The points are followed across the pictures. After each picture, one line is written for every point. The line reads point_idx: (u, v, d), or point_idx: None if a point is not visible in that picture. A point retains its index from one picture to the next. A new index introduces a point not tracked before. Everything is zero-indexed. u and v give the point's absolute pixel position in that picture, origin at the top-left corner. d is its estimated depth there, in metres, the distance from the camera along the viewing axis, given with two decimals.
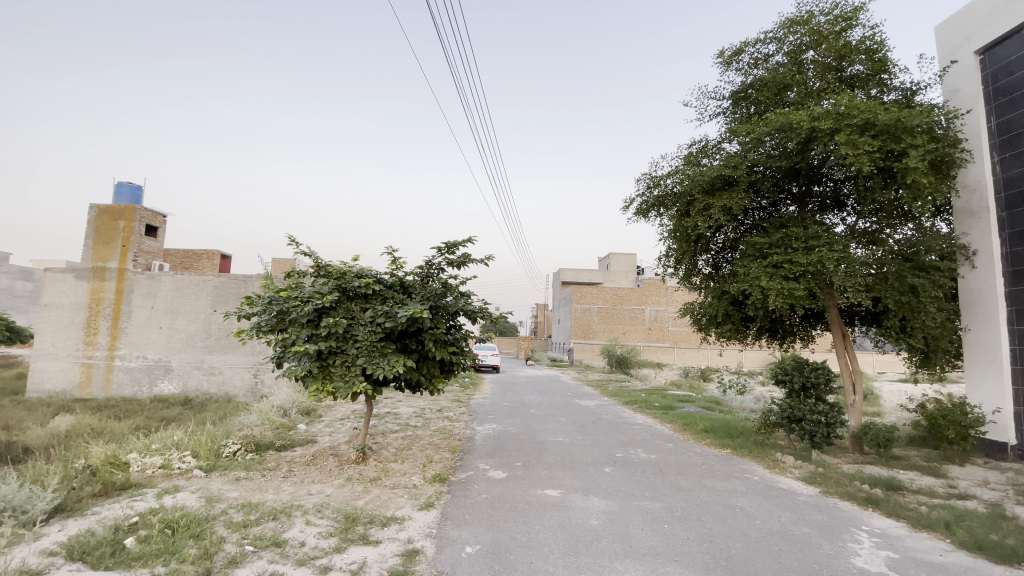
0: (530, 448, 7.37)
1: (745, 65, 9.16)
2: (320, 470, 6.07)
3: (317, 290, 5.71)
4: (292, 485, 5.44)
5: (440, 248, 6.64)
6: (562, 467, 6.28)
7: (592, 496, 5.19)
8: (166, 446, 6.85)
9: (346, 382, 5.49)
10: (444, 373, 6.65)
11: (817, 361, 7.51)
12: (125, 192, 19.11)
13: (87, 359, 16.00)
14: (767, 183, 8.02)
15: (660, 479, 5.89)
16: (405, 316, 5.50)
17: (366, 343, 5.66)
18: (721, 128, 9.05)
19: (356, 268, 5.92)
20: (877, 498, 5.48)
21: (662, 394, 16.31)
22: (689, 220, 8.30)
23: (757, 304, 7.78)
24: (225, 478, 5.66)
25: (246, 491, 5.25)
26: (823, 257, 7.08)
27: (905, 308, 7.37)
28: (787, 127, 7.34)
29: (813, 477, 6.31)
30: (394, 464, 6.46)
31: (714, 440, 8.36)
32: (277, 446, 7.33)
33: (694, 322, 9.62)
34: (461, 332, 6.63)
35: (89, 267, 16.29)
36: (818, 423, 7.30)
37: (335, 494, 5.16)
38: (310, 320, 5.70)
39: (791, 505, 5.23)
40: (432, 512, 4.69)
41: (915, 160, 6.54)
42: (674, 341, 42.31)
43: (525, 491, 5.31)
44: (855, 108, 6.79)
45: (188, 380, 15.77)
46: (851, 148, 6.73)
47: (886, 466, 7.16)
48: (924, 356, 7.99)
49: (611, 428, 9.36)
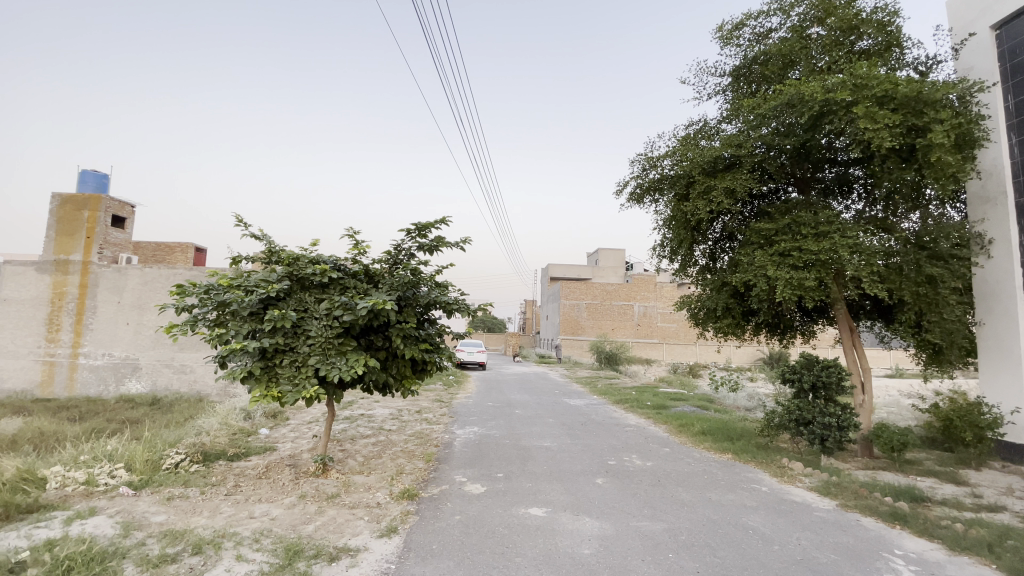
0: (513, 455, 6.65)
1: (747, 40, 8.48)
2: (270, 486, 5.28)
3: (264, 278, 4.94)
4: (232, 506, 4.65)
5: (409, 230, 5.86)
6: (548, 479, 5.54)
7: (582, 515, 4.48)
8: (98, 456, 5.99)
9: (294, 386, 4.68)
10: (417, 374, 5.89)
11: (828, 358, 6.85)
12: (90, 179, 18.06)
13: (49, 357, 14.90)
14: (774, 164, 7.32)
15: (659, 493, 5.21)
16: (365, 307, 4.72)
17: (320, 340, 4.86)
18: (720, 107, 8.42)
19: (310, 253, 5.17)
20: (903, 513, 4.88)
21: (654, 392, 15.74)
22: (688, 204, 7.60)
23: (762, 296, 7.10)
24: (155, 498, 4.87)
25: (176, 514, 4.48)
26: (836, 244, 6.41)
27: (923, 301, 6.76)
28: (797, 100, 6.68)
29: (827, 487, 5.69)
30: (358, 476, 5.69)
31: (715, 443, 7.70)
32: (228, 456, 6.51)
33: (691, 316, 8.93)
34: (435, 327, 5.88)
35: (50, 260, 15.17)
36: (829, 426, 6.63)
37: (281, 517, 4.39)
38: (255, 313, 4.92)
39: (811, 524, 4.58)
40: (393, 540, 3.94)
41: (941, 136, 5.91)
42: (664, 337, 42.00)
43: (506, 510, 4.57)
44: (874, 78, 6.14)
45: (156, 379, 14.80)
46: (870, 123, 6.07)
47: (901, 472, 6.59)
48: (935, 353, 7.42)
49: (603, 430, 8.67)
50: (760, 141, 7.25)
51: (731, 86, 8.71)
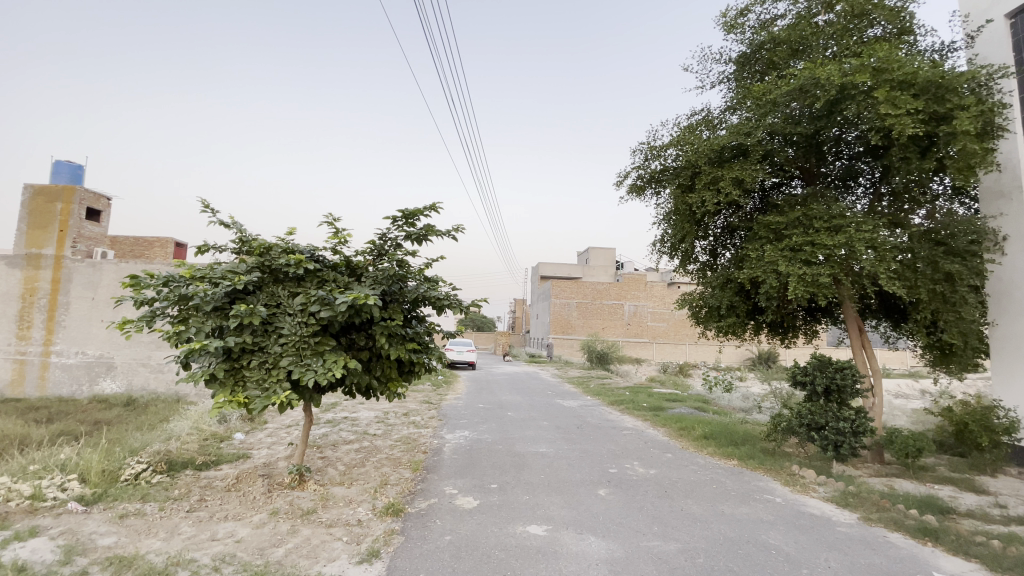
0: (507, 463, 6.19)
1: (753, 26, 8.04)
2: (239, 500, 4.75)
3: (231, 269, 4.43)
4: (193, 525, 4.13)
5: (395, 218, 5.36)
6: (547, 491, 5.08)
7: (586, 534, 4.03)
8: (49, 466, 5.40)
9: (263, 391, 4.16)
10: (403, 376, 5.40)
11: (841, 360, 6.48)
12: (65, 171, 17.25)
13: (19, 355, 14.07)
14: (784, 154, 6.93)
15: (667, 506, 4.78)
16: (345, 302, 4.21)
17: (293, 339, 4.34)
18: (725, 96, 8.01)
19: (284, 242, 4.67)
20: (932, 527, 4.52)
21: (649, 393, 15.37)
22: (694, 195, 7.17)
23: (771, 294, 6.70)
24: (107, 516, 4.33)
25: (127, 536, 3.95)
26: (853, 238, 6.02)
27: (939, 299, 6.44)
28: (810, 86, 6.29)
29: (844, 497, 5.31)
30: (337, 488, 5.18)
31: (718, 448, 7.31)
32: (196, 464, 5.97)
33: (692, 315, 8.49)
34: (424, 325, 5.42)
35: (20, 254, 14.33)
36: (842, 432, 6.23)
37: (248, 539, 3.87)
38: (221, 309, 4.42)
39: (836, 542, 4.18)
40: (375, 567, 3.46)
41: (967, 122, 5.56)
42: (654, 336, 41.87)
43: (502, 530, 4.09)
44: (895, 61, 5.78)
45: (133, 379, 14.11)
46: (890, 108, 5.71)
47: (916, 480, 6.27)
48: (943, 353, 7.17)
49: (600, 434, 8.25)
50: (769, 130, 6.85)
51: (735, 74, 8.31)
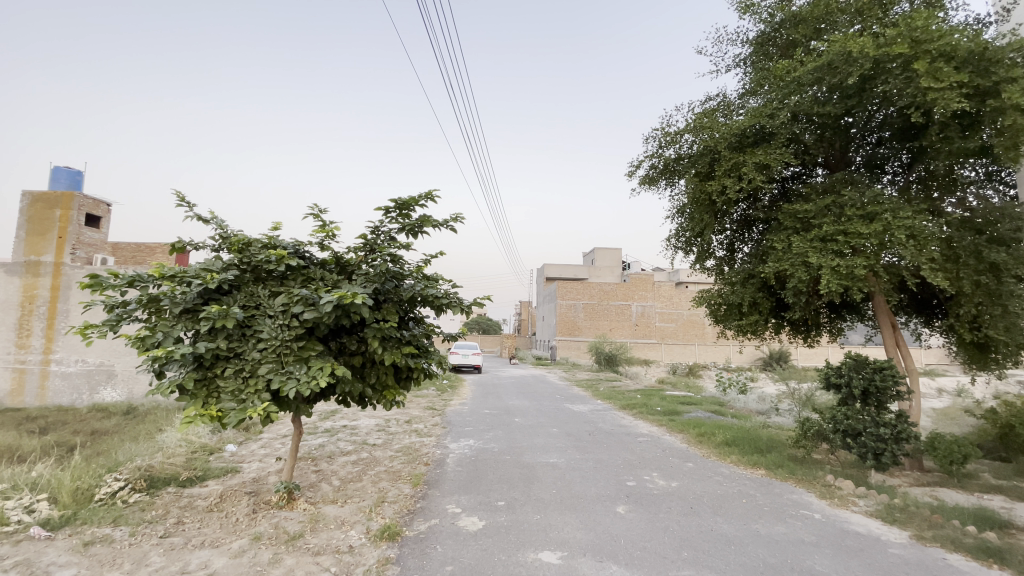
0: (515, 476, 5.72)
1: (771, 3, 7.51)
2: (220, 524, 4.30)
3: (206, 266, 4.00)
4: (164, 554, 3.68)
5: (389, 209, 4.92)
6: (560, 509, 4.60)
7: (606, 562, 3.54)
8: (18, 485, 4.95)
9: (239, 403, 3.71)
10: (400, 383, 4.94)
11: (880, 359, 5.95)
12: (63, 177, 16.97)
13: (18, 364, 13.72)
14: (809, 137, 6.45)
15: (695, 525, 4.28)
16: (329, 302, 3.75)
17: (273, 343, 3.90)
18: (741, 81, 7.54)
19: (266, 237, 4.26)
20: (996, 547, 3.99)
21: (660, 395, 14.84)
22: (713, 183, 6.69)
23: (801, 289, 6.19)
24: (71, 544, 3.87)
25: (88, 568, 3.50)
26: (891, 225, 5.50)
27: (983, 292, 5.91)
28: (839, 62, 5.81)
29: (890, 512, 4.79)
30: (329, 508, 4.71)
31: (743, 456, 6.79)
32: (180, 481, 5.52)
33: (710, 313, 8.01)
34: (421, 326, 4.97)
35: (18, 262, 13.97)
36: (881, 439, 5.69)
37: (223, 572, 3.41)
38: (193, 311, 3.98)
39: (891, 567, 3.67)
40: None
41: (1017, 94, 5.02)
42: (663, 337, 41.22)
43: (511, 558, 3.60)
44: (934, 31, 5.30)
45: (133, 387, 13.74)
46: (932, 82, 5.21)
47: (962, 489, 5.73)
48: (982, 350, 6.66)
49: (613, 442, 7.75)
50: (794, 112, 6.35)
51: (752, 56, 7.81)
